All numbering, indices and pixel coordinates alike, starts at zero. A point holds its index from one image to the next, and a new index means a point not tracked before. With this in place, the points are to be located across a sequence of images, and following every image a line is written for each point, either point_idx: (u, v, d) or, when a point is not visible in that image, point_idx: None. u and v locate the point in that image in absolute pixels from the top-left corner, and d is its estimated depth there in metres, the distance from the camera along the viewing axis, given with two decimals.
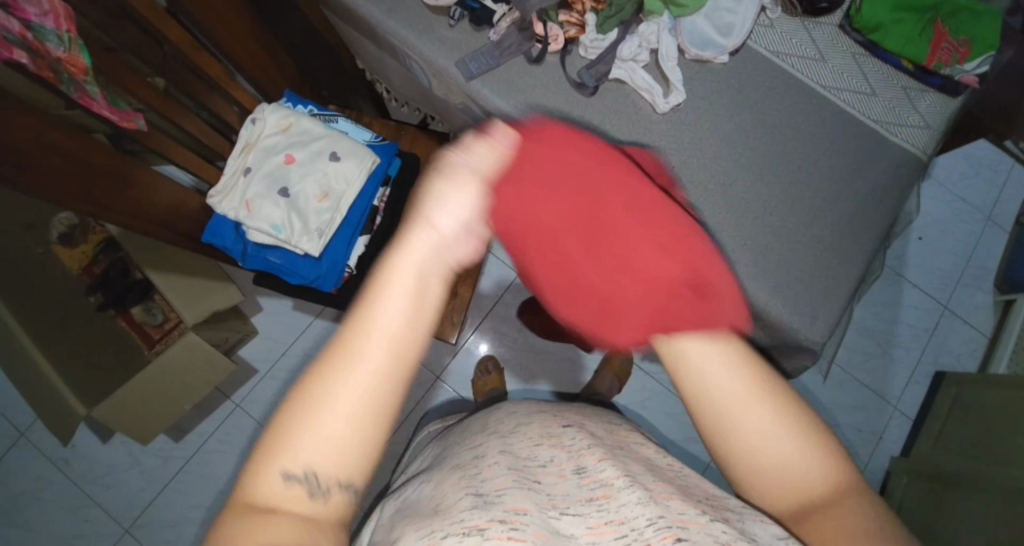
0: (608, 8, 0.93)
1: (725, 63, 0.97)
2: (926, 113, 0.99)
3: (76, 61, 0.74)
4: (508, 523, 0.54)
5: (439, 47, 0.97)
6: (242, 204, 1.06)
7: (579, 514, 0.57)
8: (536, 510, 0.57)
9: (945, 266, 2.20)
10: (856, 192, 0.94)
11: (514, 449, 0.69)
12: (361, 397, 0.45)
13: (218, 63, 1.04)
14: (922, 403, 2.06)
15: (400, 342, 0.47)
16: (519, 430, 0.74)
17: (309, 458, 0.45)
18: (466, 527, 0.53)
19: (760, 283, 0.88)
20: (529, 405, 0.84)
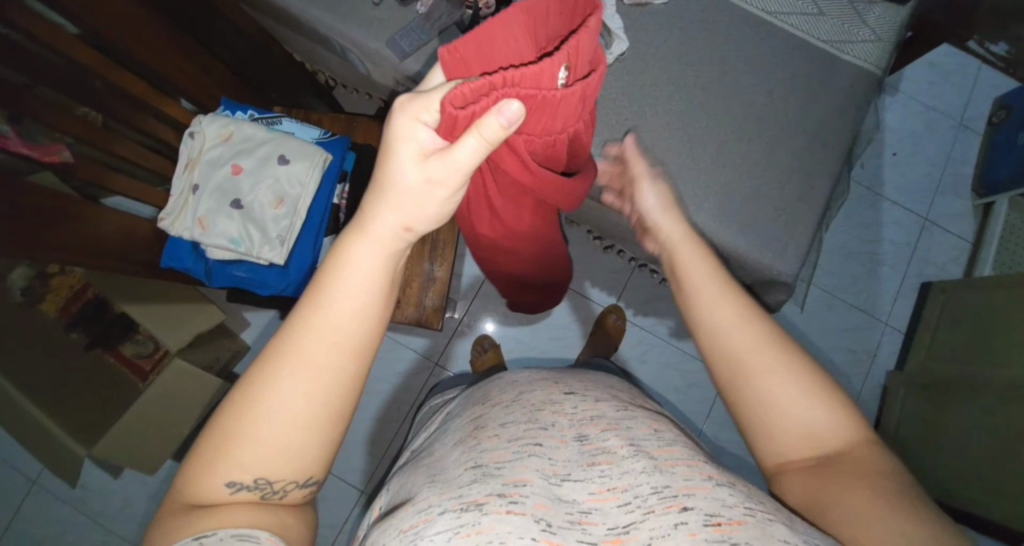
0: None
1: (665, 3, 0.94)
2: (875, 26, 0.96)
3: None
4: (507, 497, 0.53)
5: (368, 30, 0.93)
6: (195, 223, 1.03)
7: (581, 480, 0.57)
8: (538, 479, 0.56)
9: (921, 178, 2.21)
10: (813, 120, 0.92)
11: (515, 414, 0.66)
12: (294, 389, 0.49)
13: (141, 83, 0.99)
14: (912, 316, 2.10)
15: (336, 357, 0.50)
16: (526, 395, 0.71)
17: (253, 461, 0.49)
18: (464, 503, 0.53)
19: (727, 223, 0.87)
20: (530, 373, 0.81)
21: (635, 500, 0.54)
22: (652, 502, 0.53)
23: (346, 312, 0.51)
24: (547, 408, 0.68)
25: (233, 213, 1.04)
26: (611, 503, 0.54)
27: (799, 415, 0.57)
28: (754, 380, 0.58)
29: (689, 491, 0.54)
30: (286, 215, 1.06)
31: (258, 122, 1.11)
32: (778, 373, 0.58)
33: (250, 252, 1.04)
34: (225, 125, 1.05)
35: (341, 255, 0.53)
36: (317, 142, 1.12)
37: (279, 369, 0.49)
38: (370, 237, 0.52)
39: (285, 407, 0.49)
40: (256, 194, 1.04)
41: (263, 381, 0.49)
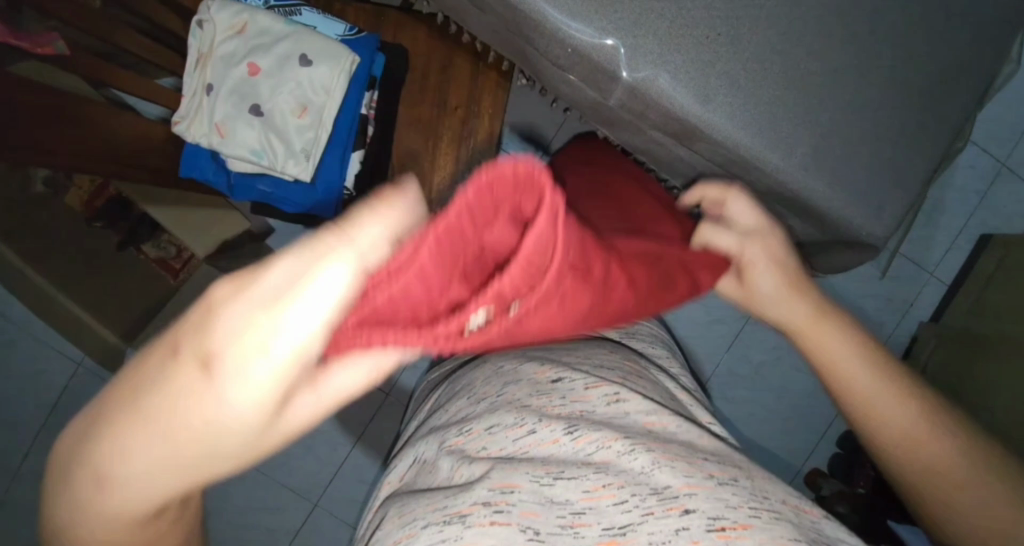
0: None
1: None
2: None
3: None
4: (491, 506, 0.51)
5: None
6: (212, 129, 0.93)
7: (574, 477, 0.54)
8: (525, 483, 0.54)
9: (1010, 117, 1.96)
10: (941, 51, 0.76)
11: (501, 416, 0.65)
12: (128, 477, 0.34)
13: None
14: (962, 269, 1.98)
15: (171, 465, 0.34)
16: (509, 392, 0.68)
17: None
18: (448, 515, 0.52)
19: (819, 173, 0.74)
20: (516, 356, 0.78)
21: (632, 498, 0.51)
22: (652, 503, 0.50)
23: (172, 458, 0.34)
24: (533, 404, 0.66)
25: (252, 120, 0.93)
26: (605, 500, 0.51)
27: (906, 434, 0.60)
28: (855, 381, 0.63)
29: (690, 490, 0.51)
30: (311, 126, 0.95)
31: (274, 11, 0.96)
32: (874, 381, 0.62)
33: (274, 167, 0.95)
34: (238, 14, 0.92)
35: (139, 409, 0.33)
36: (341, 40, 0.98)
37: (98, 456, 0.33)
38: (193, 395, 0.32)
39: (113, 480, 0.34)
40: (277, 100, 0.93)
41: (92, 472, 0.34)
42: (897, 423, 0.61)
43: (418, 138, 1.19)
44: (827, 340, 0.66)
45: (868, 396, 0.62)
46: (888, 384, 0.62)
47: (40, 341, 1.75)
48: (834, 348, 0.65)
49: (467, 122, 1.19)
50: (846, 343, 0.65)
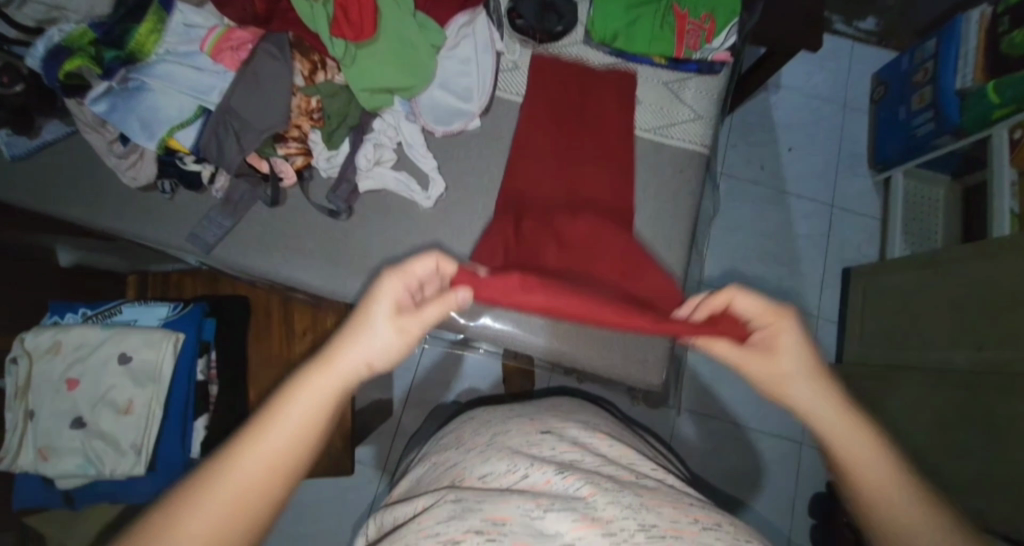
0: (329, 121, 0.82)
1: (479, 126, 0.90)
2: (693, 103, 0.94)
3: None
4: (485, 533, 0.59)
5: (165, 227, 0.82)
6: (37, 455, 0.95)
7: (565, 508, 0.63)
8: (518, 514, 0.62)
9: (821, 168, 2.16)
10: (649, 214, 0.91)
11: (493, 459, 0.76)
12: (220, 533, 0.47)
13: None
14: (841, 305, 2.07)
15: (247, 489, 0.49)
16: (511, 435, 0.82)
17: None
18: (443, 541, 0.59)
19: (577, 342, 0.88)
20: (500, 414, 0.93)
21: (622, 533, 0.60)
22: (639, 538, 0.59)
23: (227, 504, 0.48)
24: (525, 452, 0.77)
25: (76, 434, 0.95)
26: (594, 531, 0.60)
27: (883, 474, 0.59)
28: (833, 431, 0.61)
29: (677, 534, 0.60)
30: (140, 419, 0.98)
31: (92, 321, 1.03)
32: (806, 384, 0.64)
33: (104, 472, 0.95)
34: (53, 337, 0.98)
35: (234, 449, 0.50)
36: (165, 323, 1.05)
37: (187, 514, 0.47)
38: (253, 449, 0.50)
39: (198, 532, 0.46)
40: (100, 406, 0.96)
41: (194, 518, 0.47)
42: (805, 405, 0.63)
43: (269, 373, 1.21)
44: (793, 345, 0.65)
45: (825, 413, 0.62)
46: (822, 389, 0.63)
47: None
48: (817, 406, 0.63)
49: (317, 344, 1.24)
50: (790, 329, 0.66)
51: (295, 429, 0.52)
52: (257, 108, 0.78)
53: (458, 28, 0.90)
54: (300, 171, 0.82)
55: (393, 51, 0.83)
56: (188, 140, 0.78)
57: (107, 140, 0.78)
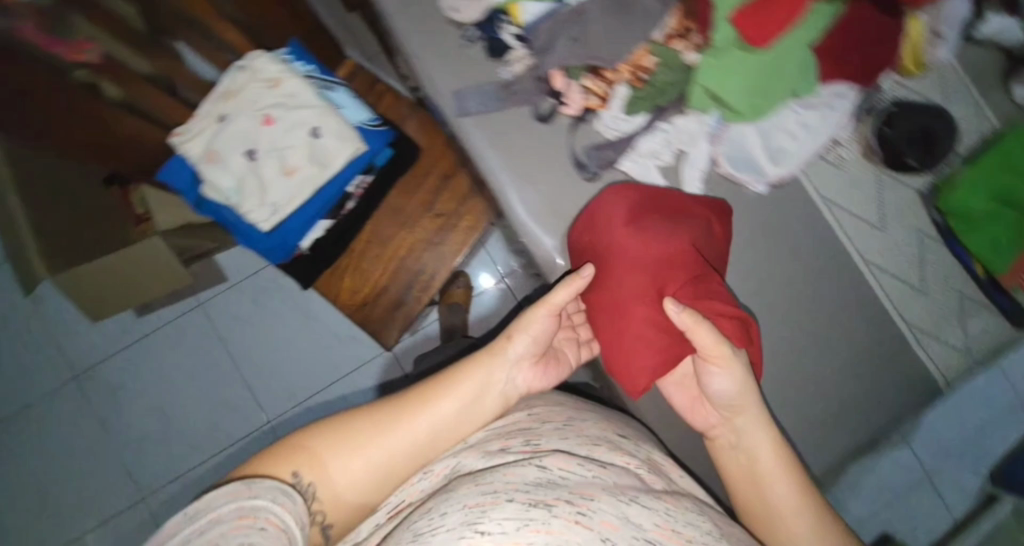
0: (645, 88, 0.75)
1: (760, 192, 0.81)
2: (971, 334, 0.83)
3: None
4: (576, 506, 0.49)
5: (444, 66, 0.79)
6: (204, 153, 0.98)
7: (648, 507, 0.52)
8: (605, 496, 0.51)
9: None
10: (839, 393, 0.81)
11: (565, 436, 0.61)
12: (343, 482, 0.59)
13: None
14: None
15: (349, 488, 0.59)
16: (582, 409, 0.70)
17: (323, 462, 0.59)
18: (531, 499, 0.49)
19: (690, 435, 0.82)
20: (565, 395, 0.74)
21: None
22: None
23: (345, 468, 0.60)
24: (601, 442, 0.63)
25: (243, 160, 0.98)
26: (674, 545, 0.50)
27: None
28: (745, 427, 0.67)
29: None
30: (293, 187, 1.00)
31: (313, 81, 1.04)
32: (781, 480, 0.64)
33: (239, 207, 0.99)
34: (280, 72, 1.00)
35: (371, 426, 0.63)
36: (360, 127, 1.06)
37: (316, 455, 0.60)
38: (380, 432, 0.62)
39: (310, 474, 0.58)
40: (273, 154, 0.99)
41: (334, 457, 0.60)
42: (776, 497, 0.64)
43: (391, 223, 1.24)
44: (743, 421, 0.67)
45: (795, 514, 0.63)
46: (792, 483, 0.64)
47: None
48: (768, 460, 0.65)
49: (442, 230, 1.24)
50: (761, 428, 0.67)
51: (420, 431, 0.63)
52: (605, 35, 0.71)
53: (835, 96, 0.76)
54: (585, 111, 0.78)
55: (757, 76, 0.71)
56: (528, 15, 0.72)
57: None
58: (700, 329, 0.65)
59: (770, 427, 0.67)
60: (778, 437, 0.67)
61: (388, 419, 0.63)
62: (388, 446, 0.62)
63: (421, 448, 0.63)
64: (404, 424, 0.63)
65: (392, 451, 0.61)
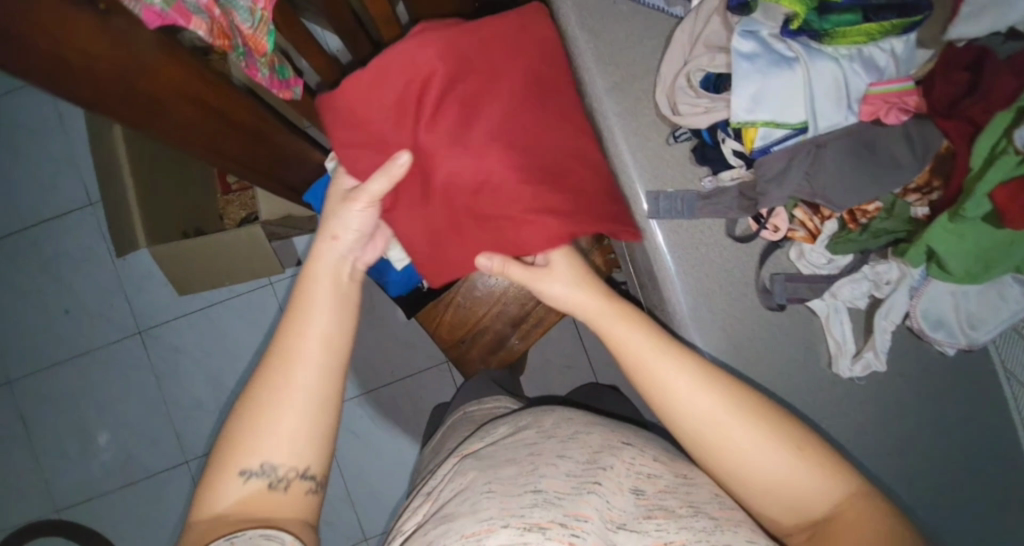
0: (861, 232, 0.70)
1: (946, 353, 0.76)
2: None
3: (259, 43, 0.56)
4: (569, 528, 0.52)
5: (644, 163, 0.76)
6: None
7: (637, 531, 0.52)
8: (597, 517, 0.53)
9: None
10: None
11: (569, 451, 0.61)
12: (267, 464, 0.52)
13: (398, 25, 0.77)
14: None
15: (264, 493, 0.52)
16: (582, 431, 0.65)
17: (260, 449, 0.52)
18: (527, 523, 0.52)
19: None
20: (585, 414, 0.72)
21: None
22: None
23: (269, 440, 0.53)
24: (614, 458, 0.60)
25: None
26: None
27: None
28: (747, 450, 0.53)
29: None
30: None
31: None
32: (803, 467, 0.53)
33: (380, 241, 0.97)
34: None
35: (257, 409, 0.53)
36: None
37: (232, 459, 0.52)
38: (279, 397, 0.53)
39: (236, 474, 0.52)
40: None
41: (253, 446, 0.52)
42: (799, 489, 0.53)
43: None
44: (714, 407, 0.55)
45: (747, 450, 0.54)
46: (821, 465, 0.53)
47: (66, 157, 1.58)
48: (769, 460, 0.53)
49: None
50: (676, 362, 0.57)
51: (302, 389, 0.54)
52: (839, 178, 0.66)
53: None
54: (784, 236, 0.74)
55: (992, 249, 0.65)
56: (762, 140, 0.67)
57: (704, 64, 0.68)
58: (654, 349, 0.58)
59: (690, 354, 0.58)
60: (703, 372, 0.56)
61: (280, 367, 0.54)
62: (295, 426, 0.53)
63: (325, 399, 0.55)
64: (282, 382, 0.53)
65: (297, 417, 0.53)
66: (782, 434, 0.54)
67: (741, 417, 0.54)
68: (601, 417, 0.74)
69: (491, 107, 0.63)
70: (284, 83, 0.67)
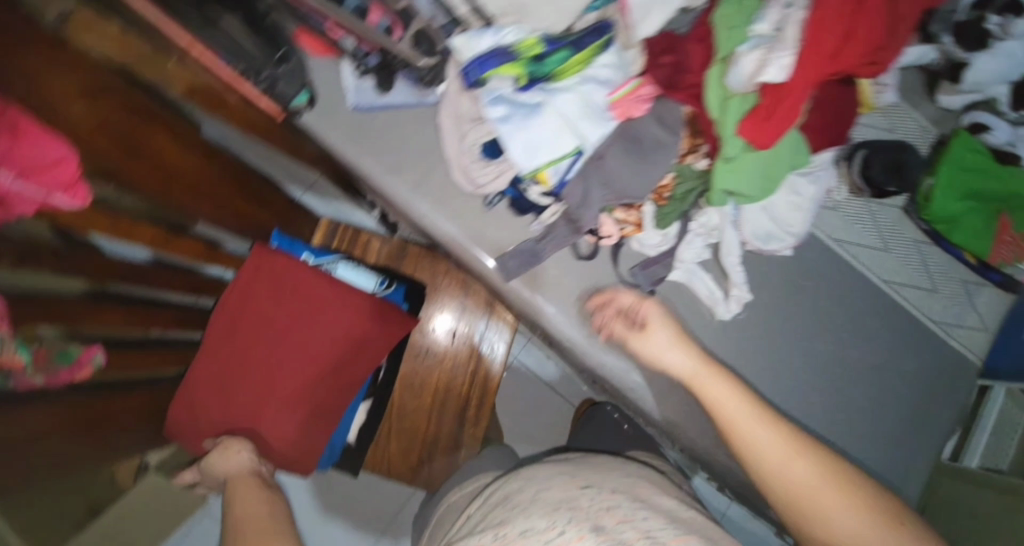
0: (671, 203, 0.79)
1: (787, 254, 0.88)
2: (984, 313, 0.93)
3: (14, 358, 0.57)
4: None
5: (477, 237, 0.80)
6: None
7: None
8: None
9: None
10: (912, 403, 0.90)
11: (532, 515, 0.68)
12: None
13: (188, 239, 0.75)
14: None
15: None
16: (543, 488, 0.74)
17: None
18: None
19: None
20: (547, 467, 0.81)
21: None
22: None
23: None
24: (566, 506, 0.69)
25: None
26: None
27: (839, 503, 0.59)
28: (714, 394, 0.68)
29: None
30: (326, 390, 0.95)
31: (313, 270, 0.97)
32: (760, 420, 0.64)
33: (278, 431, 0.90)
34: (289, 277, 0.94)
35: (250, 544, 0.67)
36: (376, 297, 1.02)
37: None
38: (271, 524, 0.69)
39: None
40: None
41: None
42: (764, 442, 0.63)
43: (419, 367, 1.18)
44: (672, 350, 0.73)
45: (783, 466, 0.61)
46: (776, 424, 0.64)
47: None
48: (733, 402, 0.67)
49: (473, 358, 1.19)
50: (729, 385, 0.68)
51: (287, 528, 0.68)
52: (634, 175, 0.73)
53: (824, 161, 0.84)
54: (623, 233, 0.81)
55: (769, 168, 0.77)
56: (555, 177, 0.74)
57: (473, 138, 0.74)
58: (709, 374, 0.70)
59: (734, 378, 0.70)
60: (740, 389, 0.68)
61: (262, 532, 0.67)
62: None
63: None
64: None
65: None
66: (730, 379, 0.69)
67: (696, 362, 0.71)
68: (553, 465, 0.83)
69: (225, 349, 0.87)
70: (77, 366, 0.65)
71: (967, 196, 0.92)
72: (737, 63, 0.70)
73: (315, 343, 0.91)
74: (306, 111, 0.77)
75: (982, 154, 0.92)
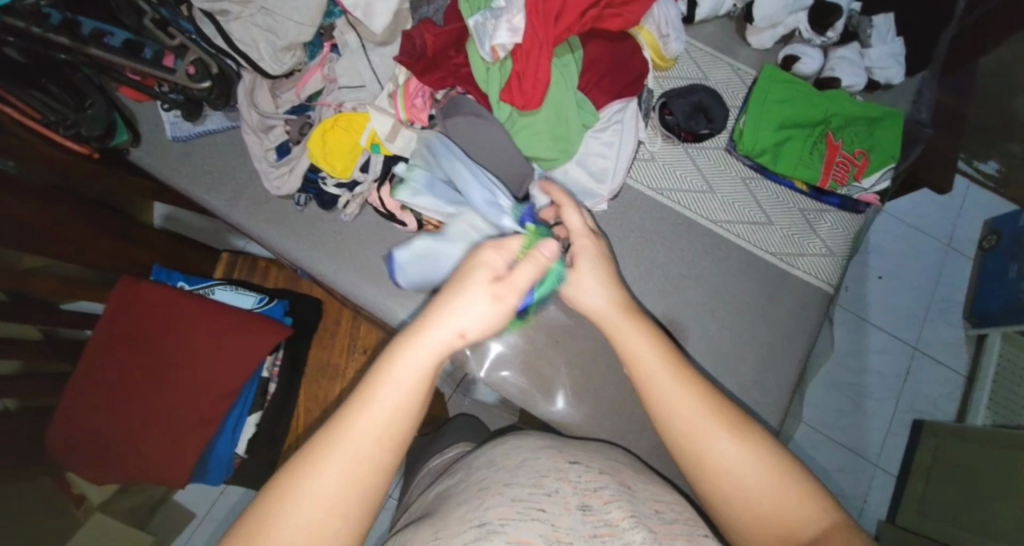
0: None
1: (606, 208, 0.89)
2: (828, 237, 0.91)
3: None
4: None
5: (291, 235, 0.85)
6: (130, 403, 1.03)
7: None
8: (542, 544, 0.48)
9: (908, 302, 1.58)
10: (760, 338, 0.87)
11: (516, 480, 0.56)
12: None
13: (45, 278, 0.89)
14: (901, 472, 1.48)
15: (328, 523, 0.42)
16: (528, 458, 0.60)
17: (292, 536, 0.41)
18: None
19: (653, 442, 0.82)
20: (534, 437, 0.66)
21: None
22: None
23: (321, 499, 0.43)
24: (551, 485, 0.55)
25: None
26: None
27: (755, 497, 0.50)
28: (632, 337, 0.58)
29: None
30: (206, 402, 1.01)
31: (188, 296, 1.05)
32: (663, 364, 0.56)
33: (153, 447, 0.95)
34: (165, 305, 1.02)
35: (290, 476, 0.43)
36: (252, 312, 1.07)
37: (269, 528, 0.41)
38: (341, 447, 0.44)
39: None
40: None
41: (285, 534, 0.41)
42: (689, 423, 0.53)
43: (322, 383, 1.14)
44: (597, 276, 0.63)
45: (695, 421, 0.53)
46: (672, 360, 0.57)
47: None
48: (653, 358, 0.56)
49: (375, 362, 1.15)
50: (644, 334, 0.58)
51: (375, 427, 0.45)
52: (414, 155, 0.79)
53: (614, 114, 0.86)
54: (422, 225, 0.83)
55: (555, 128, 0.81)
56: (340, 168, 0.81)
57: (264, 148, 0.82)
58: (631, 326, 0.59)
59: (646, 321, 0.60)
60: (660, 332, 0.59)
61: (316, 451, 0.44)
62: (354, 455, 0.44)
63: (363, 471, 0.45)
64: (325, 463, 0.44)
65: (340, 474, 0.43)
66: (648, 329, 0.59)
67: (618, 295, 0.62)
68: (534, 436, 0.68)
69: (109, 361, 0.95)
70: None
71: (783, 125, 0.92)
72: (481, 34, 0.74)
73: (194, 365, 0.97)
74: (133, 148, 0.89)
75: (792, 84, 0.93)
